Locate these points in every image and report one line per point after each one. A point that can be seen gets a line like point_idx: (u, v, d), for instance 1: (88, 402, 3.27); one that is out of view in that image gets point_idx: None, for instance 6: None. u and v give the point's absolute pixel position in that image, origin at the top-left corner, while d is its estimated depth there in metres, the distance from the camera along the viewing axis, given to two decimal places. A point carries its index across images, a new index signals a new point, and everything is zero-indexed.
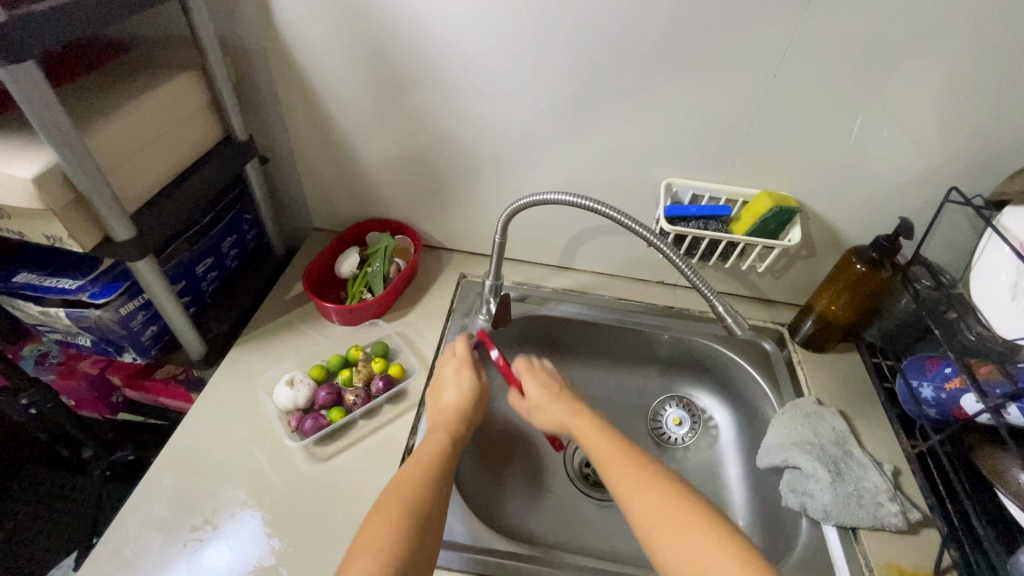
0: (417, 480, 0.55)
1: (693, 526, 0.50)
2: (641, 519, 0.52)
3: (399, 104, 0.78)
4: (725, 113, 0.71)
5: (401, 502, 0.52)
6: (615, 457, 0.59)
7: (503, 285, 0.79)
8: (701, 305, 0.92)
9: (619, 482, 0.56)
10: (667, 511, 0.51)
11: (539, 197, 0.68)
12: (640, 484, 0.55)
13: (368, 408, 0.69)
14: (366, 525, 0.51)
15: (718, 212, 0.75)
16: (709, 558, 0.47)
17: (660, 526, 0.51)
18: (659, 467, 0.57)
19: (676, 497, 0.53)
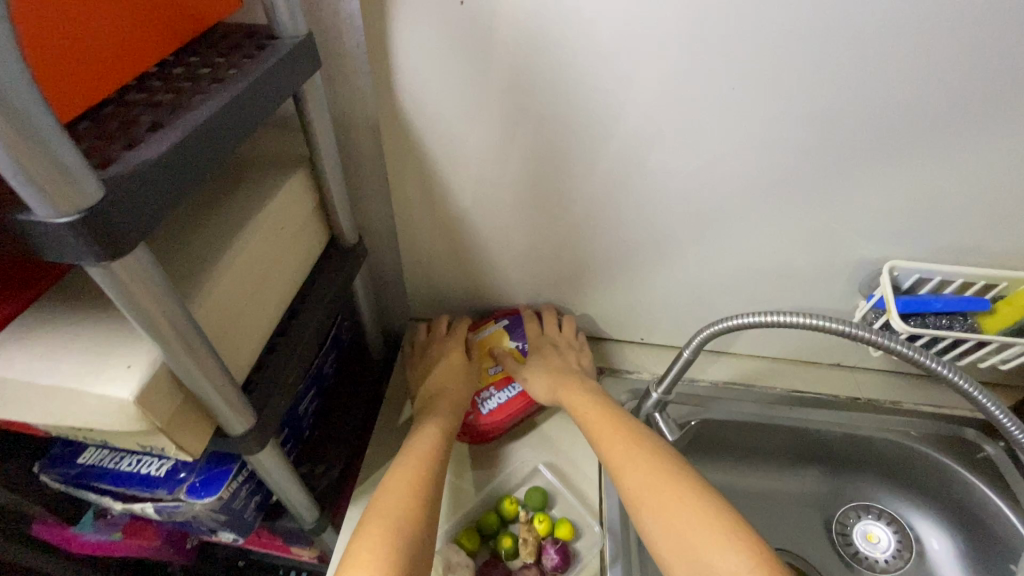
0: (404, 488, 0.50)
1: (683, 509, 0.48)
2: (637, 499, 0.51)
3: (540, 180, 0.61)
4: (980, 183, 0.55)
5: (396, 517, 0.47)
6: (604, 427, 0.58)
7: (675, 399, 0.64)
8: (890, 393, 0.76)
9: (617, 459, 0.55)
10: (660, 495, 0.50)
11: (759, 316, 0.53)
12: (635, 460, 0.54)
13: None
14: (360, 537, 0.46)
15: (964, 306, 0.59)
16: (703, 540, 0.46)
17: (652, 493, 0.50)
18: (655, 443, 0.56)
19: (665, 477, 0.51)
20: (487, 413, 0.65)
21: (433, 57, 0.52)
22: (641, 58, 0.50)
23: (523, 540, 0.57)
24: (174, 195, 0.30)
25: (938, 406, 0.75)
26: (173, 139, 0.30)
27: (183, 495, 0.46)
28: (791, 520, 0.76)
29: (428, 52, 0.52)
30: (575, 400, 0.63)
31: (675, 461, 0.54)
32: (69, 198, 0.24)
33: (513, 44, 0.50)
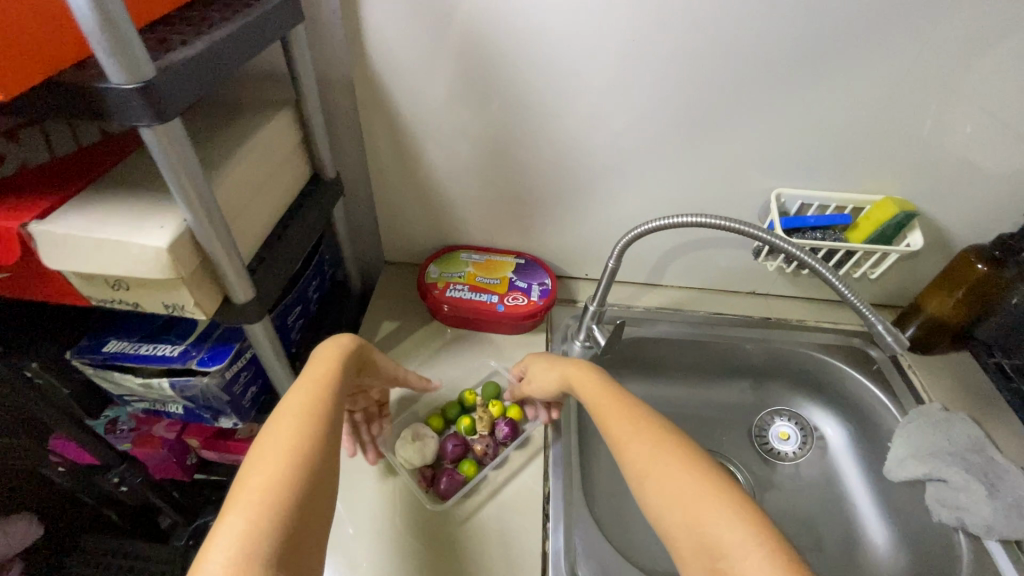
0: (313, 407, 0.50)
1: (683, 481, 0.46)
2: (640, 474, 0.49)
3: (489, 123, 0.73)
4: (835, 120, 0.69)
5: (303, 428, 0.47)
6: (607, 403, 0.57)
7: (608, 309, 0.76)
8: (796, 313, 0.90)
9: (619, 435, 0.53)
10: (660, 467, 0.48)
11: (664, 221, 0.65)
12: (636, 438, 0.52)
13: (498, 458, 0.66)
14: (263, 448, 0.45)
15: (836, 220, 0.72)
16: (705, 513, 0.44)
17: (653, 467, 0.48)
18: (661, 423, 0.53)
19: (664, 450, 0.50)
20: (451, 297, 0.80)
21: (396, 20, 0.64)
22: (564, 16, 0.62)
23: (482, 416, 0.69)
24: (196, 90, 0.41)
25: (836, 324, 0.89)
26: (196, 51, 0.42)
27: (194, 366, 0.57)
28: (719, 426, 0.88)
29: (392, 15, 0.64)
30: (579, 378, 0.62)
31: (676, 436, 0.52)
32: (135, 71, 0.35)
33: (459, 7, 0.62)
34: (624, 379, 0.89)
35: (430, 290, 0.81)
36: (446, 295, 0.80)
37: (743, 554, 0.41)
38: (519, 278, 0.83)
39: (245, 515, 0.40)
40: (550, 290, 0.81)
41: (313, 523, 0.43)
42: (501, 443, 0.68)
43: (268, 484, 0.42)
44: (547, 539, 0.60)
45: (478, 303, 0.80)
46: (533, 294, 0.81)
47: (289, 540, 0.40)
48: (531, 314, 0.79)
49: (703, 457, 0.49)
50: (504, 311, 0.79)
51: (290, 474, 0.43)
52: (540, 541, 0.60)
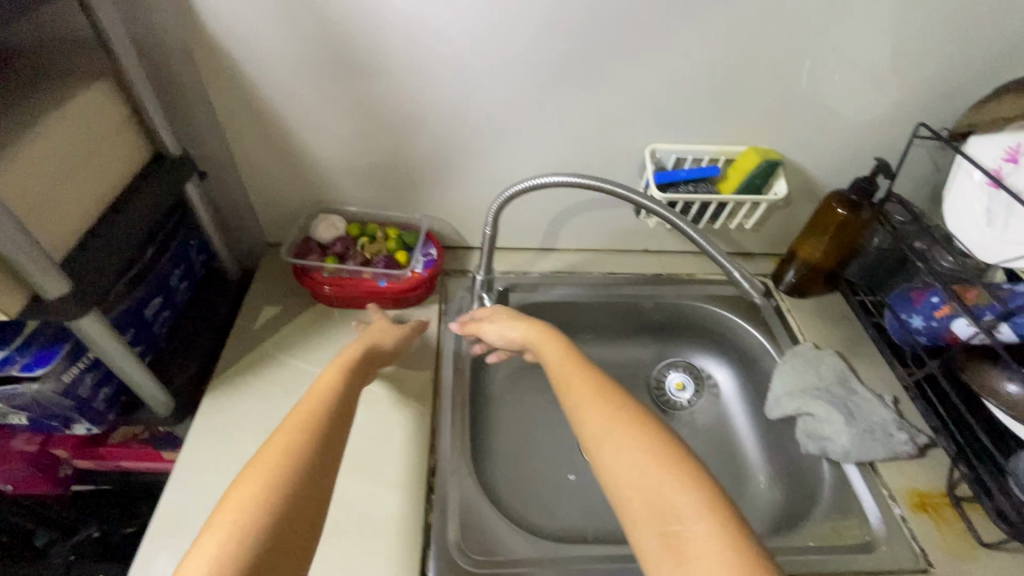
0: (299, 431, 0.44)
1: (641, 456, 0.44)
2: (596, 444, 0.47)
3: (351, 91, 0.69)
4: (696, 73, 0.70)
5: (285, 459, 0.41)
6: (571, 367, 0.56)
7: (495, 277, 0.75)
8: (687, 268, 0.92)
9: (577, 400, 0.51)
10: (620, 437, 0.46)
11: (531, 182, 0.63)
12: (595, 408, 0.49)
13: (356, 268, 0.74)
14: (236, 483, 0.40)
15: (706, 173, 0.73)
16: (662, 482, 0.42)
17: (611, 435, 0.46)
18: (623, 396, 0.51)
19: (622, 423, 0.47)
20: (329, 277, 0.75)
21: None
22: None
23: (374, 246, 0.76)
24: None
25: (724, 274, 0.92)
26: None
27: (18, 373, 0.53)
28: (620, 382, 0.90)
29: None
30: (544, 342, 0.62)
31: (639, 409, 0.49)
32: None
33: None
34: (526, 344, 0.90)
35: (308, 270, 0.75)
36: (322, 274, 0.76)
37: (694, 518, 0.40)
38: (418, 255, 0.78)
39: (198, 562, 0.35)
40: (434, 261, 0.78)
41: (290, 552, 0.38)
42: (372, 265, 0.75)
43: (236, 517, 0.38)
44: (431, 510, 0.60)
45: (358, 282, 0.75)
46: (417, 267, 0.78)
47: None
48: (416, 287, 0.76)
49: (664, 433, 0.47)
50: (387, 289, 0.75)
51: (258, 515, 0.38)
52: (424, 514, 0.60)
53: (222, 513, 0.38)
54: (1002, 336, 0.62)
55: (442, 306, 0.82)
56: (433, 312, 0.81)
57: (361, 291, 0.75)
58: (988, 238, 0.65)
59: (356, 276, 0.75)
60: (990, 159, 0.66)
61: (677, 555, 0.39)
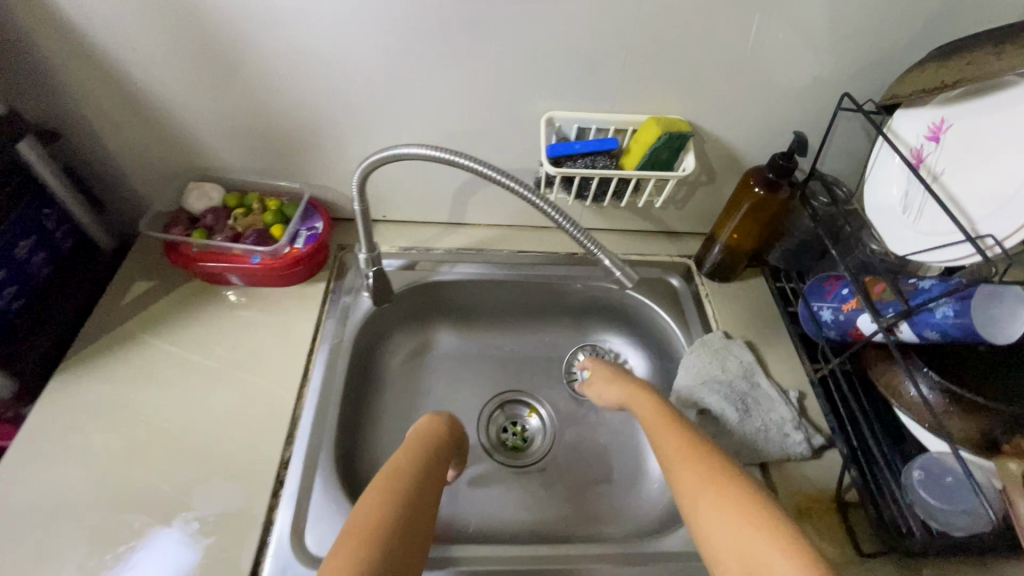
0: (386, 492, 0.52)
1: (730, 513, 0.50)
2: (692, 499, 0.53)
3: (205, 45, 0.62)
4: (589, 30, 0.61)
5: (379, 518, 0.49)
6: (659, 419, 0.63)
7: (378, 256, 0.70)
8: (606, 246, 0.84)
9: (670, 456, 0.58)
10: (714, 495, 0.52)
11: (386, 152, 0.56)
12: (689, 465, 0.56)
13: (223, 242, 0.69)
14: (344, 538, 0.47)
15: (605, 145, 0.66)
16: (752, 536, 0.48)
17: (702, 492, 0.53)
18: (712, 450, 0.57)
19: (715, 476, 0.54)
20: (197, 252, 0.70)
21: None
22: None
23: (247, 218, 0.71)
24: None
25: (645, 254, 0.85)
26: None
27: None
28: (529, 365, 0.86)
29: None
30: (636, 396, 0.68)
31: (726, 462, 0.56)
32: None
33: None
34: (429, 325, 0.85)
35: (176, 244, 0.70)
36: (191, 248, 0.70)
37: (778, 571, 0.46)
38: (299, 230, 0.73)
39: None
40: (318, 236, 0.74)
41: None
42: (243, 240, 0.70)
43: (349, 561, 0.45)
44: (277, 505, 0.58)
45: (228, 257, 0.70)
46: (298, 242, 0.73)
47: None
48: (292, 263, 0.71)
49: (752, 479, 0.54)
50: (259, 266, 0.70)
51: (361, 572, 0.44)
52: (269, 508, 0.57)
53: (329, 565, 0.45)
54: (904, 336, 0.56)
55: (330, 283, 0.77)
56: (318, 290, 0.76)
57: (231, 267, 0.70)
58: (898, 224, 0.59)
59: (225, 251, 0.70)
60: (915, 137, 0.59)
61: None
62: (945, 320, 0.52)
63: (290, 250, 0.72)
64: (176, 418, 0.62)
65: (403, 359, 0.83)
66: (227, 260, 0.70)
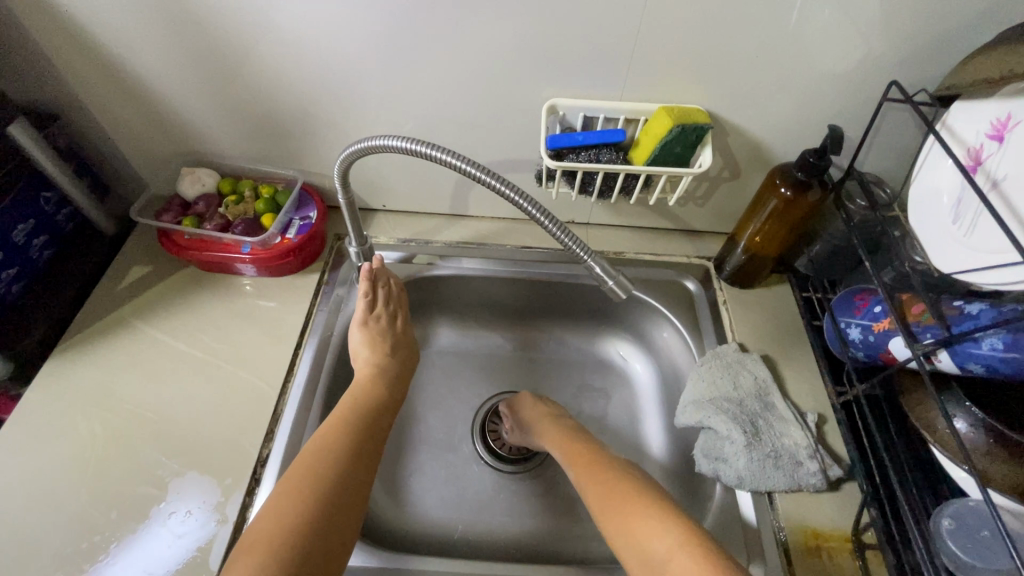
0: (337, 426, 0.56)
1: (630, 515, 0.52)
2: (597, 502, 0.56)
3: (188, 27, 0.59)
4: (598, 8, 0.55)
5: (320, 455, 0.52)
6: (572, 445, 0.63)
7: (369, 250, 0.67)
8: (617, 246, 0.78)
9: (583, 479, 0.59)
10: (611, 499, 0.54)
11: (365, 143, 0.52)
12: (598, 480, 0.57)
13: (212, 231, 0.68)
14: (289, 474, 0.51)
15: (611, 138, 0.61)
16: (640, 527, 0.51)
17: (609, 507, 0.54)
18: (612, 461, 0.59)
19: (609, 484, 0.56)
20: (189, 240, 0.69)
21: None
22: None
23: (238, 207, 0.69)
24: None
25: (659, 254, 0.78)
26: None
27: None
28: (529, 366, 0.82)
29: None
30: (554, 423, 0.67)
31: (630, 475, 0.57)
32: None
33: None
34: (427, 320, 0.82)
35: (169, 232, 0.69)
36: (184, 236, 0.69)
37: (663, 550, 0.48)
38: (292, 221, 0.72)
39: (259, 544, 0.45)
40: (310, 225, 0.72)
41: (345, 497, 0.51)
42: (233, 229, 0.68)
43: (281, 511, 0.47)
44: (251, 503, 0.56)
45: (218, 246, 0.69)
46: (291, 231, 0.71)
47: (325, 516, 0.49)
48: (282, 255, 0.69)
49: (644, 479, 0.56)
50: (249, 256, 0.69)
51: (325, 463, 0.52)
52: (244, 508, 0.56)
53: (264, 515, 0.47)
54: (942, 365, 0.49)
55: (324, 275, 0.75)
56: (311, 281, 0.73)
57: (221, 257, 0.69)
58: (946, 237, 0.51)
59: (216, 240, 0.69)
60: (974, 135, 0.50)
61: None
62: (992, 353, 0.45)
63: (281, 240, 0.70)
64: (160, 409, 0.62)
65: None
66: (218, 249, 0.69)
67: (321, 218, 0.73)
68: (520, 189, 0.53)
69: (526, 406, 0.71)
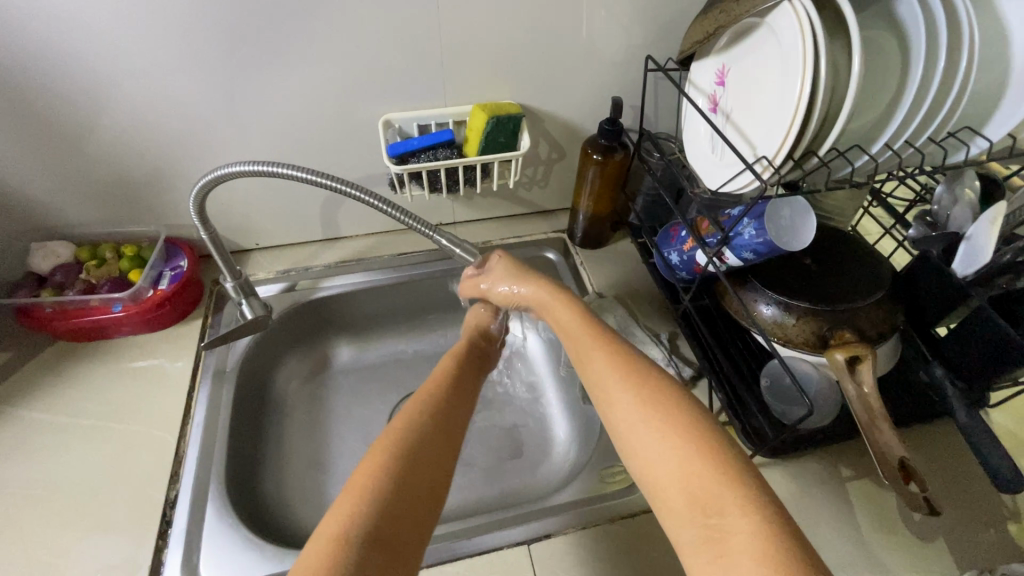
0: (423, 404, 0.52)
1: (672, 448, 0.41)
2: (622, 428, 0.45)
3: (9, 102, 0.60)
4: (401, 34, 0.65)
5: (408, 431, 0.48)
6: (586, 342, 0.53)
7: (245, 281, 0.70)
8: (482, 236, 0.87)
9: (600, 392, 0.49)
10: (647, 425, 0.43)
11: (215, 174, 0.57)
12: (621, 392, 0.46)
13: (78, 295, 0.68)
14: (376, 447, 0.46)
15: (441, 138, 0.70)
16: (695, 473, 0.39)
17: (641, 438, 0.43)
18: (653, 374, 0.47)
19: (645, 399, 0.45)
20: (52, 313, 0.68)
21: None
22: None
23: (103, 269, 0.70)
24: None
25: (521, 235, 0.88)
26: None
27: None
28: (430, 362, 0.88)
29: None
30: (560, 317, 0.59)
31: (673, 398, 0.44)
32: None
33: None
34: (324, 342, 0.85)
35: (29, 309, 0.68)
36: (46, 310, 0.68)
37: (721, 511, 0.37)
38: (164, 273, 0.74)
39: (344, 510, 0.40)
40: (183, 273, 0.74)
41: (428, 469, 0.46)
42: (100, 290, 0.69)
43: (363, 486, 0.42)
44: (166, 545, 0.56)
45: (87, 311, 0.69)
46: (163, 283, 0.73)
47: (405, 488, 0.43)
48: (159, 305, 0.71)
49: (702, 409, 0.44)
50: (123, 314, 0.69)
51: (404, 440, 0.47)
52: (158, 551, 0.56)
53: (343, 495, 0.41)
54: (730, 262, 0.63)
55: (207, 319, 0.76)
56: (194, 328, 0.75)
57: (91, 321, 0.68)
58: (709, 164, 0.66)
59: (83, 306, 0.69)
60: (709, 85, 0.66)
61: (716, 547, 0.36)
62: (752, 240, 0.58)
63: (153, 293, 0.71)
64: (47, 485, 0.60)
65: (301, 380, 0.82)
66: (86, 315, 0.69)
67: (195, 264, 0.76)
68: (369, 189, 0.60)
69: (496, 264, 0.68)
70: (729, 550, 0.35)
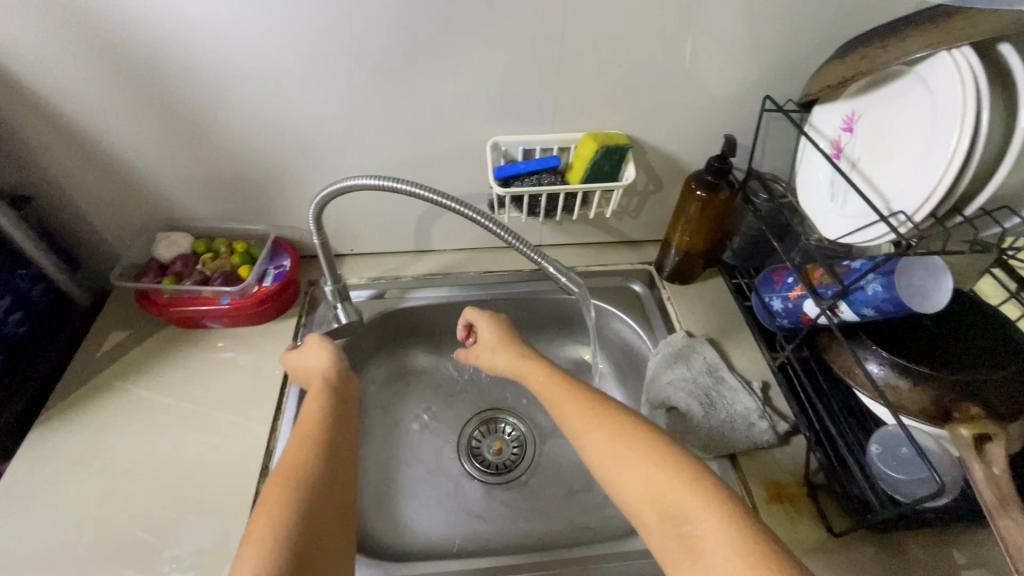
0: (309, 443, 0.54)
1: (641, 467, 0.48)
2: (595, 461, 0.51)
3: (161, 103, 0.66)
4: (522, 61, 0.66)
5: (297, 477, 0.50)
6: (558, 389, 0.60)
7: (344, 286, 0.73)
8: (569, 261, 0.87)
9: (573, 424, 0.55)
10: (614, 456, 0.50)
11: (338, 183, 0.60)
12: (590, 424, 0.53)
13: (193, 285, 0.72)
14: (264, 502, 0.48)
15: (548, 164, 0.71)
16: (664, 488, 0.46)
17: (613, 461, 0.50)
18: (615, 408, 0.55)
19: (620, 435, 0.51)
20: (169, 300, 0.73)
21: None
22: None
23: (216, 263, 0.74)
24: None
25: (608, 264, 0.87)
26: None
27: None
28: (504, 382, 0.88)
29: None
30: (529, 366, 0.65)
31: (639, 426, 0.52)
32: None
33: None
34: (404, 351, 0.87)
35: (149, 294, 0.73)
36: (163, 296, 0.73)
37: (691, 513, 0.44)
38: (268, 271, 0.77)
39: (250, 557, 0.43)
40: (285, 273, 0.77)
41: (324, 517, 0.48)
42: (212, 282, 0.73)
43: (267, 530, 0.45)
44: None
45: (199, 301, 0.73)
46: (266, 280, 0.76)
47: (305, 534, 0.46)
48: (262, 301, 0.74)
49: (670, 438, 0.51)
50: (231, 306, 0.73)
51: (290, 485, 0.49)
52: None
53: (248, 545, 0.44)
54: (845, 316, 0.59)
55: (302, 318, 0.79)
56: (290, 325, 0.78)
57: (201, 310, 0.72)
58: (828, 211, 0.63)
59: (196, 296, 0.73)
60: (833, 129, 0.63)
61: (691, 554, 0.42)
62: (876, 296, 0.55)
63: (258, 289, 0.75)
64: (151, 463, 0.63)
65: (381, 386, 0.84)
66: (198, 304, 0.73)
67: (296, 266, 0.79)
68: (479, 208, 0.61)
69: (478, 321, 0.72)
70: (705, 555, 0.42)
